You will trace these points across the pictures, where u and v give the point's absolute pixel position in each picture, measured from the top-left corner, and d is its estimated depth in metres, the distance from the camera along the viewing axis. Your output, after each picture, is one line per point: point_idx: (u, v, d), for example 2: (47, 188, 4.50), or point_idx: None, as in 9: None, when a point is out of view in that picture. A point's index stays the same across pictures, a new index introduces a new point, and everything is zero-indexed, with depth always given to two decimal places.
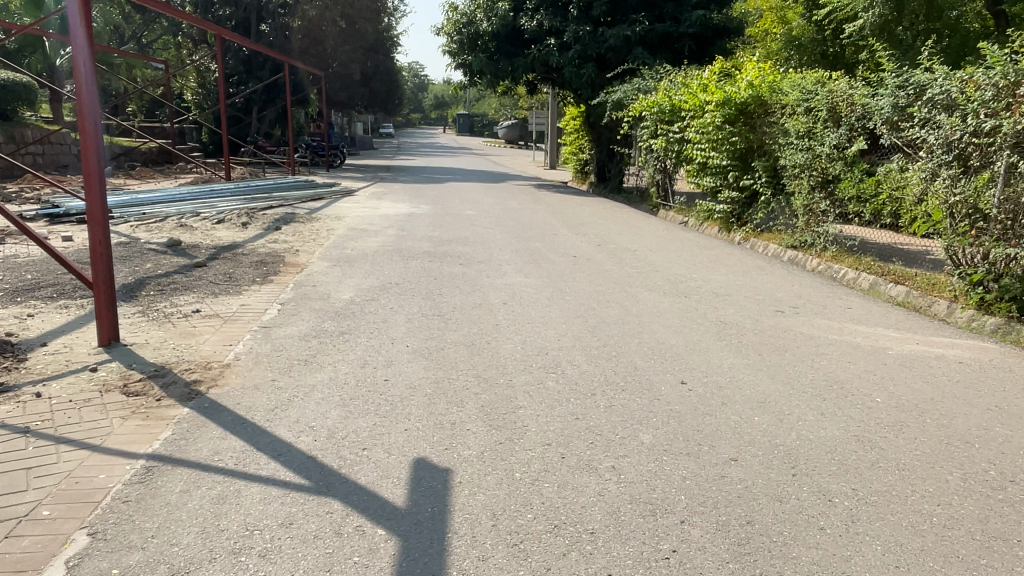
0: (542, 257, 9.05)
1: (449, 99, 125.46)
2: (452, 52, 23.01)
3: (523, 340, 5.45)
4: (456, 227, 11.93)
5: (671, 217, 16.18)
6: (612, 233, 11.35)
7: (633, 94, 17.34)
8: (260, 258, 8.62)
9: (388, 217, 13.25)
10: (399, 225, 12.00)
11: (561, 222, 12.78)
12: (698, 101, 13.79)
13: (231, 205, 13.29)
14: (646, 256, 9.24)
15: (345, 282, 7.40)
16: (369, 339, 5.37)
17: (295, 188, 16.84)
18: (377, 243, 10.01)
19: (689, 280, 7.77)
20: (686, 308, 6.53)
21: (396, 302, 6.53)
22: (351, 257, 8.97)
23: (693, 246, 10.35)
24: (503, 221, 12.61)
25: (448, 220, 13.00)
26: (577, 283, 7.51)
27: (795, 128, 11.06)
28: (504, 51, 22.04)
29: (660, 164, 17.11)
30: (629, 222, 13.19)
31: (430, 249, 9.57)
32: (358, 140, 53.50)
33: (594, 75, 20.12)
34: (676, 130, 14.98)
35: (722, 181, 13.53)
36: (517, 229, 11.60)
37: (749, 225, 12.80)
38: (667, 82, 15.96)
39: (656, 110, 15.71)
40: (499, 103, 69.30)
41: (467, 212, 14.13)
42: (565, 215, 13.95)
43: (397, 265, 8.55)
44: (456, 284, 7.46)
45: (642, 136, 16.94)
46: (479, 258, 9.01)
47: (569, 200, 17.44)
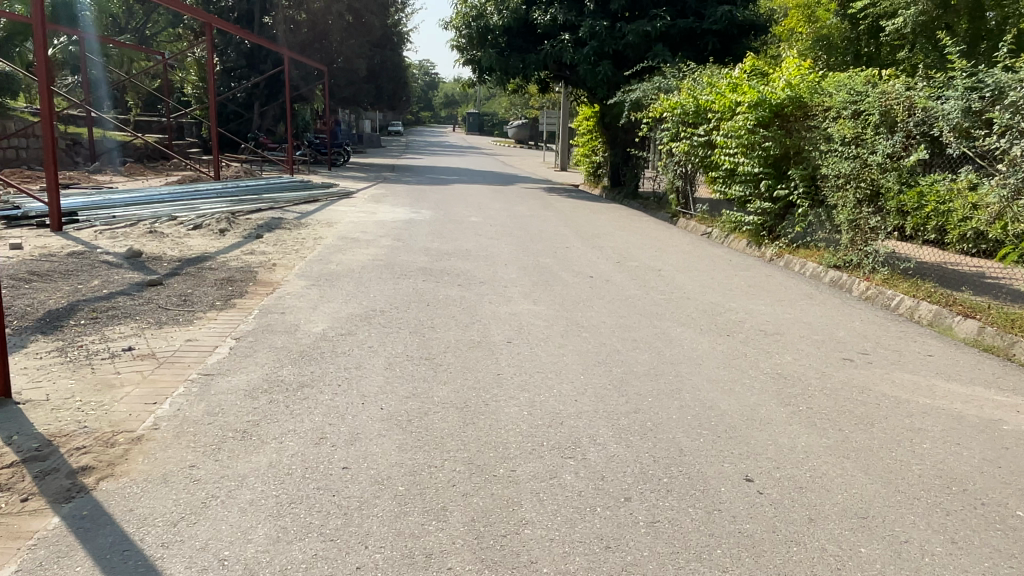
0: (553, 278, 7.85)
1: (460, 97, 124.45)
2: (461, 47, 21.85)
3: (532, 400, 4.26)
4: (458, 236, 10.74)
5: (692, 227, 14.96)
6: (632, 247, 10.14)
7: (654, 93, 16.10)
8: (229, 274, 7.49)
9: (384, 223, 12.09)
10: (395, 234, 10.82)
11: (574, 232, 11.58)
12: (727, 102, 12.55)
13: (213, 208, 12.16)
14: (673, 278, 8.02)
15: (319, 308, 6.24)
16: (331, 397, 4.20)
17: (287, 188, 15.68)
18: (367, 256, 8.85)
19: (729, 312, 6.55)
20: (730, 353, 5.31)
21: (376, 340, 5.36)
22: (334, 273, 7.83)
23: (724, 264, 9.14)
24: (509, 231, 11.41)
25: (449, 227, 11.82)
26: (595, 314, 6.30)
27: (840, 134, 9.82)
28: (516, 47, 20.85)
29: (681, 169, 15.88)
30: (648, 233, 11.96)
31: (425, 265, 8.40)
32: (366, 138, 52.45)
33: (611, 73, 18.90)
34: (701, 133, 13.76)
35: (753, 190, 12.30)
36: (524, 241, 10.40)
37: (783, 239, 11.57)
38: (692, 81, 14.73)
39: (678, 112, 14.49)
40: (510, 103, 67.95)
41: (471, 219, 12.94)
42: (577, 224, 12.73)
43: (386, 284, 7.38)
44: (451, 313, 6.27)
45: (662, 139, 15.69)
46: (480, 277, 7.82)
47: (581, 207, 16.21)
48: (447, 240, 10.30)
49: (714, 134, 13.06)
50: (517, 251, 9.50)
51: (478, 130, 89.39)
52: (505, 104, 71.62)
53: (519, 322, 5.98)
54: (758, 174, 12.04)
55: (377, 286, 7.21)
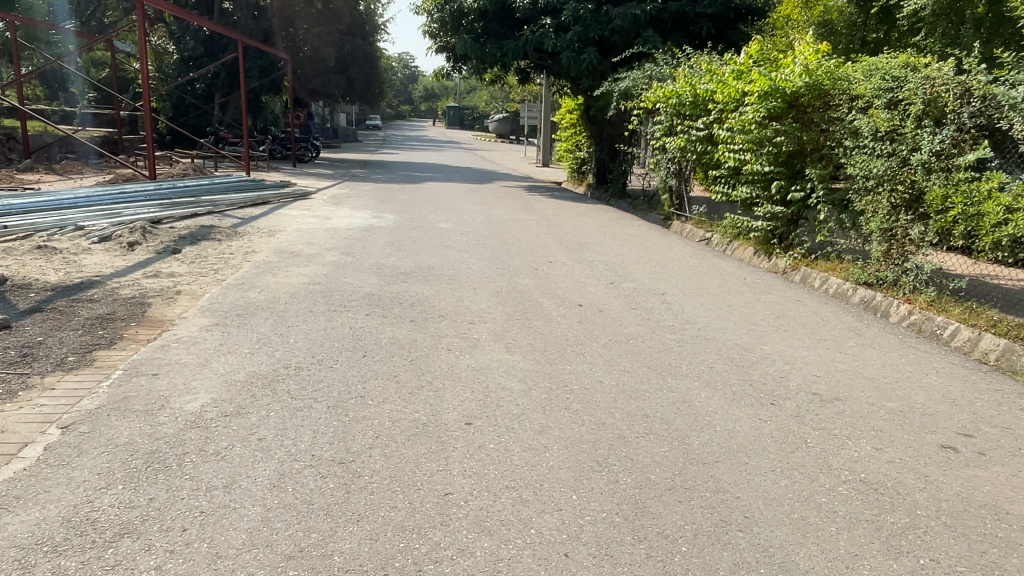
0: (533, 309, 6.21)
1: (439, 91, 122.29)
2: (434, 33, 20.09)
3: (496, 557, 2.62)
4: (421, 249, 9.04)
5: (688, 231, 13.44)
6: (626, 262, 8.55)
7: (645, 82, 14.50)
8: (111, 309, 5.76)
9: (337, 230, 10.38)
10: (347, 245, 9.13)
11: (557, 241, 9.94)
12: (732, 91, 10.97)
13: (134, 213, 10.36)
14: (681, 307, 6.44)
15: (211, 365, 4.56)
16: (159, 567, 2.52)
17: (233, 189, 13.90)
18: (304, 278, 7.15)
19: (765, 364, 4.96)
20: (786, 440, 3.71)
21: (274, 425, 3.70)
22: (252, 304, 6.12)
23: (736, 282, 7.61)
24: (481, 240, 9.78)
25: (414, 236, 10.15)
26: (588, 369, 4.68)
27: (872, 127, 8.28)
28: (492, 32, 19.15)
29: (675, 167, 14.30)
30: (642, 240, 10.38)
31: (375, 290, 6.74)
32: (340, 132, 50.33)
33: (596, 62, 17.30)
34: (700, 127, 12.18)
35: (761, 192, 10.74)
36: (499, 254, 8.77)
37: (799, 249, 10.02)
38: (689, 68, 13.12)
39: (674, 103, 12.89)
40: (491, 96, 66.03)
41: (440, 225, 11.25)
42: (560, 230, 11.15)
43: (316, 320, 5.69)
44: (392, 369, 4.61)
45: (654, 133, 14.12)
46: (441, 308, 6.17)
47: (565, 208, 14.59)
48: (407, 254, 8.64)
49: (716, 128, 11.48)
50: (490, 268, 7.86)
51: (458, 124, 87.41)
52: (485, 97, 69.70)
53: (486, 385, 4.34)
54: (767, 174, 10.48)
55: (303, 323, 5.54)
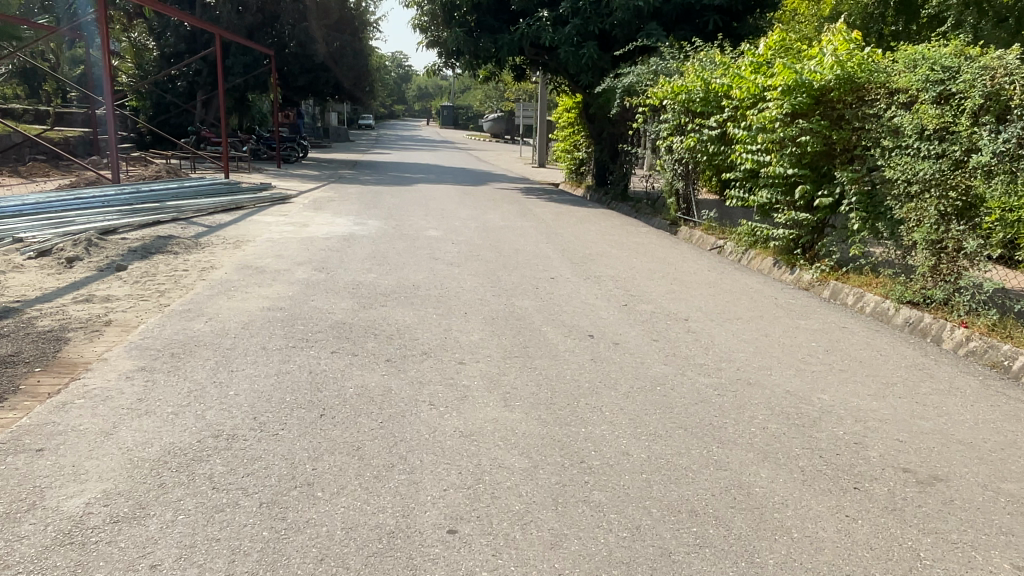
0: (534, 342, 5.16)
1: (433, 90, 121.37)
2: (424, 26, 19.00)
3: None
4: (406, 263, 7.98)
5: (697, 238, 12.42)
6: (638, 278, 7.51)
7: (650, 77, 13.47)
8: (18, 346, 4.70)
9: (313, 240, 9.30)
10: (322, 258, 8.06)
11: (558, 252, 8.90)
12: (750, 85, 9.95)
13: (83, 222, 9.26)
14: (710, 338, 5.40)
15: (119, 434, 3.50)
16: None
17: (205, 193, 12.80)
18: (265, 301, 6.10)
19: (830, 422, 3.93)
20: (895, 559, 2.68)
21: (181, 539, 2.65)
22: (196, 337, 5.06)
23: (768, 304, 6.58)
24: (473, 252, 8.71)
25: (398, 247, 9.08)
26: (609, 433, 3.64)
27: (917, 125, 7.28)
28: (486, 26, 18.10)
29: (684, 168, 13.28)
30: (653, 250, 9.35)
31: (346, 317, 5.68)
32: (331, 131, 49.52)
33: (596, 57, 16.25)
34: (713, 124, 11.16)
35: (782, 196, 9.72)
36: (494, 269, 7.72)
37: (827, 260, 9.01)
38: (699, 61, 12.10)
39: (683, 99, 11.86)
40: (486, 95, 64.77)
41: (429, 233, 10.18)
42: (561, 238, 10.11)
43: (269, 359, 4.63)
44: (355, 435, 3.56)
45: (660, 132, 13.09)
46: (424, 341, 5.12)
47: (565, 212, 13.52)
48: (389, 270, 7.57)
49: (731, 126, 10.46)
50: (484, 287, 6.81)
51: (453, 123, 86.21)
52: (480, 96, 68.42)
53: (477, 462, 3.30)
54: (790, 176, 9.46)
55: (250, 366, 4.48)
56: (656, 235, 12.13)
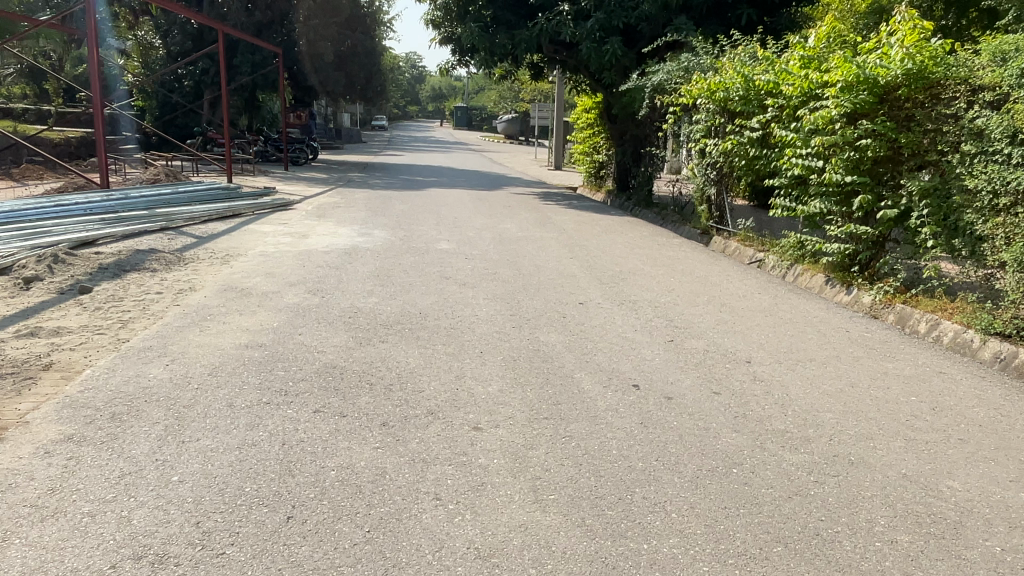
0: (567, 395, 4.16)
1: (447, 91, 120.74)
2: (437, 22, 18.08)
3: None
4: (413, 283, 6.99)
5: (731, 249, 11.36)
6: (682, 303, 6.48)
7: (681, 74, 12.44)
8: None
9: (311, 255, 8.34)
10: (318, 277, 7.10)
11: (585, 269, 7.89)
12: (801, 82, 8.90)
13: (57, 232, 8.34)
14: (784, 391, 4.36)
15: (4, 555, 2.54)
16: None
17: (201, 200, 11.88)
18: (245, 335, 5.14)
19: (977, 531, 2.90)
20: None
21: None
22: (151, 386, 4.10)
23: (841, 341, 5.53)
24: (490, 270, 7.72)
25: (405, 261, 8.11)
26: (682, 555, 2.64)
27: (1009, 126, 6.20)
28: (503, 21, 17.12)
29: (718, 173, 12.23)
30: (692, 267, 8.30)
31: (337, 358, 4.69)
32: (344, 132, 48.84)
33: (620, 54, 15.22)
34: (755, 126, 10.12)
35: (838, 206, 8.65)
36: (513, 292, 6.73)
37: (892, 280, 7.93)
38: (739, 56, 11.05)
39: (720, 98, 10.83)
40: (501, 96, 63.73)
41: (440, 246, 9.19)
42: (588, 252, 9.08)
43: (234, 422, 3.64)
44: (332, 554, 2.56)
45: (693, 134, 12.06)
46: (429, 395, 4.11)
47: (587, 220, 12.50)
48: (393, 292, 6.58)
49: (777, 129, 9.42)
50: (503, 317, 5.81)
51: (467, 124, 85.44)
52: (494, 97, 67.37)
53: None
54: (847, 184, 8.41)
55: (208, 436, 3.50)
56: (688, 244, 11.05)
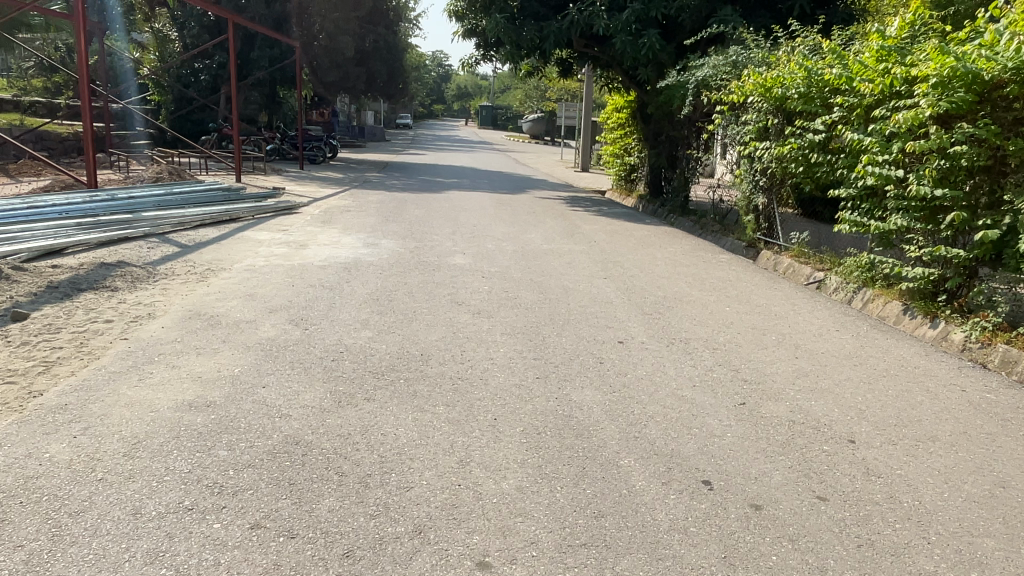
0: (612, 500, 2.98)
1: (473, 90, 119.85)
2: (461, 13, 16.94)
3: None
4: (417, 311, 5.83)
5: (782, 266, 10.10)
6: (747, 345, 5.26)
7: (729, 69, 11.16)
8: None
9: (305, 270, 7.23)
10: (306, 301, 5.96)
11: (622, 295, 6.66)
12: (880, 77, 7.60)
13: (19, 239, 7.31)
14: (914, 497, 3.14)
15: None
16: None
17: (198, 203, 10.83)
18: (194, 387, 4.00)
19: None
20: None
21: None
22: (38, 476, 2.98)
23: (961, 407, 4.28)
24: (511, 294, 6.56)
25: (414, 279, 6.98)
26: None
27: None
28: (531, 13, 15.94)
29: (769, 181, 10.95)
30: (751, 294, 7.04)
31: (304, 426, 3.54)
32: (366, 130, 48.01)
33: (658, 48, 13.97)
34: (818, 128, 8.83)
35: (921, 224, 7.35)
36: (537, 325, 5.56)
37: (991, 314, 6.63)
38: (798, 48, 9.75)
39: (776, 95, 9.55)
40: (526, 95, 62.55)
41: (454, 261, 8.03)
42: (626, 271, 7.86)
43: (130, 550, 2.50)
44: None
45: (742, 136, 10.79)
46: (422, 495, 2.95)
47: (620, 229, 11.27)
48: (394, 323, 5.44)
49: (847, 131, 8.13)
50: (525, 363, 4.64)
51: (492, 124, 84.52)
52: (519, 96, 66.24)
53: None
54: (934, 199, 7.10)
55: None
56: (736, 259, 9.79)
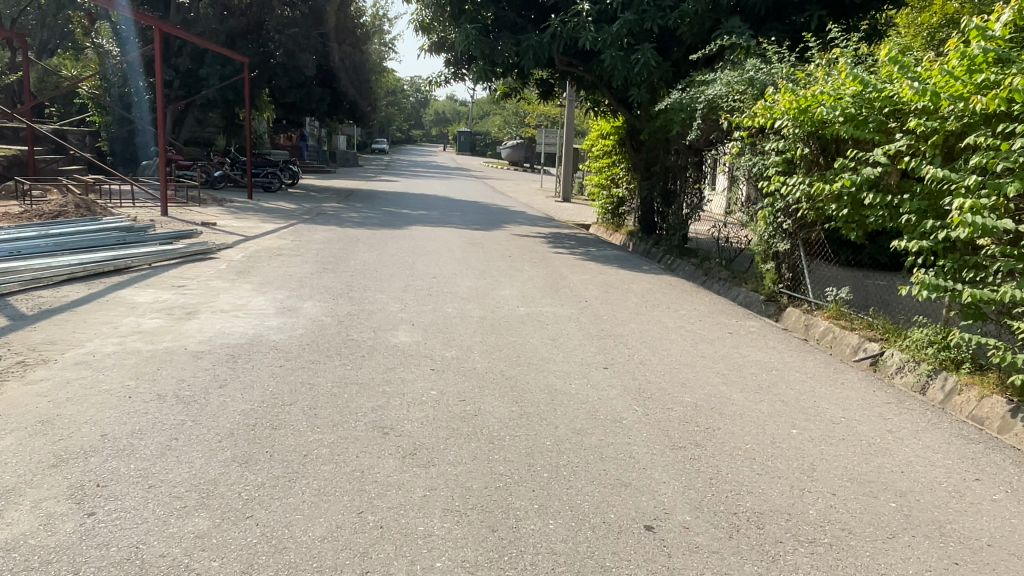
0: None
1: (452, 116, 118.74)
2: (426, 24, 14.85)
3: None
4: (309, 453, 3.57)
5: (817, 332, 7.95)
6: (863, 534, 3.09)
7: (745, 87, 9.24)
8: None
9: (169, 361, 4.94)
10: (132, 435, 3.69)
11: (635, 407, 4.47)
12: (981, 92, 5.64)
13: None
14: None
15: None
16: None
17: (78, 248, 8.46)
18: None
19: None
20: None
21: None
22: None
23: None
24: (469, 406, 4.33)
25: (326, 376, 4.73)
26: None
27: None
28: (507, 24, 13.98)
29: (796, 223, 9.00)
30: (814, 399, 4.89)
31: None
32: (339, 155, 45.95)
33: (653, 65, 12.02)
34: (876, 159, 6.88)
35: None
36: (505, 484, 3.34)
37: None
38: (839, 58, 7.84)
39: (815, 117, 7.62)
40: (506, 120, 60.80)
41: (396, 338, 5.81)
42: (631, 355, 5.68)
43: None
44: None
45: (763, 168, 8.86)
46: None
47: (613, 280, 9.14)
48: (258, 491, 3.17)
49: (925, 165, 6.16)
50: None
51: (470, 149, 82.97)
52: (498, 122, 64.55)
53: None
54: None
55: None
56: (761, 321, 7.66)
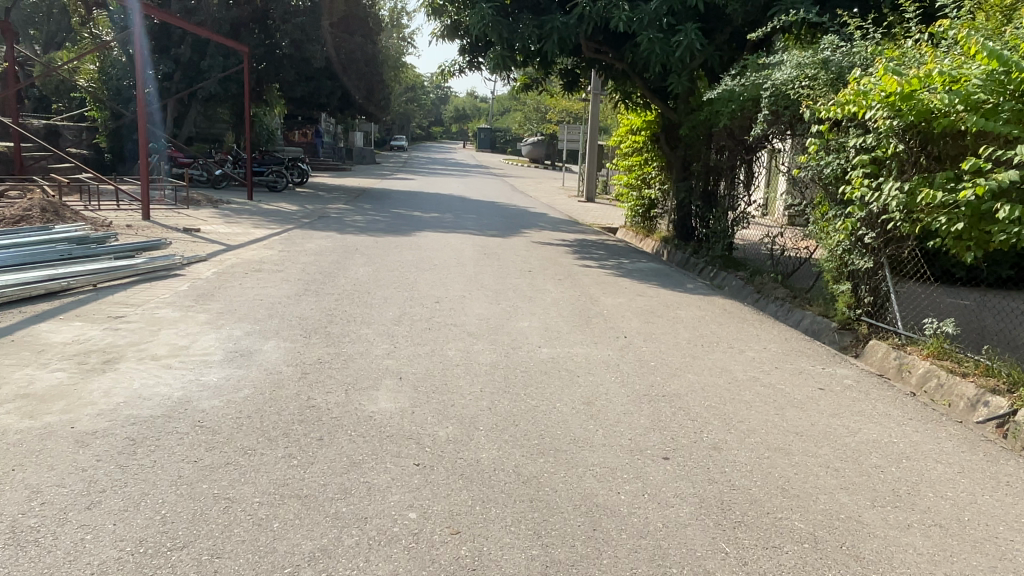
0: None
1: (472, 112, 117.36)
2: (438, 6, 13.28)
3: None
4: None
5: (912, 376, 5.83)
6: None
7: (821, 69, 7.68)
8: None
9: (35, 452, 3.41)
10: None
11: (722, 544, 2.89)
12: None
13: None
14: None
15: None
16: None
17: (8, 266, 6.99)
18: None
19: None
20: None
21: None
22: None
23: None
24: (463, 549, 2.76)
25: (254, 484, 3.18)
26: None
27: None
28: (528, 5, 12.37)
29: (880, 236, 7.37)
30: (983, 523, 3.27)
31: None
32: (355, 152, 44.63)
33: (697, 48, 10.38)
34: (1013, 157, 5.27)
35: None
36: None
37: None
38: (952, 30, 6.24)
39: (924, 103, 6.05)
40: (526, 117, 59.00)
41: (375, 402, 4.28)
42: (699, 430, 4.07)
43: None
44: None
45: (844, 168, 7.28)
46: None
47: (656, 305, 7.52)
48: None
49: None
50: None
51: (490, 146, 81.84)
52: (519, 118, 62.89)
53: None
54: None
55: None
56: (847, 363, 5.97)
